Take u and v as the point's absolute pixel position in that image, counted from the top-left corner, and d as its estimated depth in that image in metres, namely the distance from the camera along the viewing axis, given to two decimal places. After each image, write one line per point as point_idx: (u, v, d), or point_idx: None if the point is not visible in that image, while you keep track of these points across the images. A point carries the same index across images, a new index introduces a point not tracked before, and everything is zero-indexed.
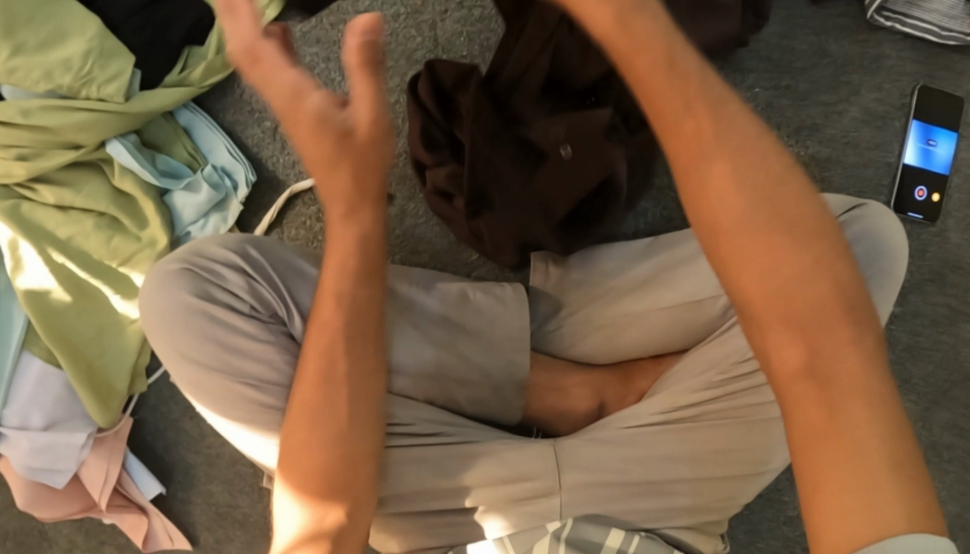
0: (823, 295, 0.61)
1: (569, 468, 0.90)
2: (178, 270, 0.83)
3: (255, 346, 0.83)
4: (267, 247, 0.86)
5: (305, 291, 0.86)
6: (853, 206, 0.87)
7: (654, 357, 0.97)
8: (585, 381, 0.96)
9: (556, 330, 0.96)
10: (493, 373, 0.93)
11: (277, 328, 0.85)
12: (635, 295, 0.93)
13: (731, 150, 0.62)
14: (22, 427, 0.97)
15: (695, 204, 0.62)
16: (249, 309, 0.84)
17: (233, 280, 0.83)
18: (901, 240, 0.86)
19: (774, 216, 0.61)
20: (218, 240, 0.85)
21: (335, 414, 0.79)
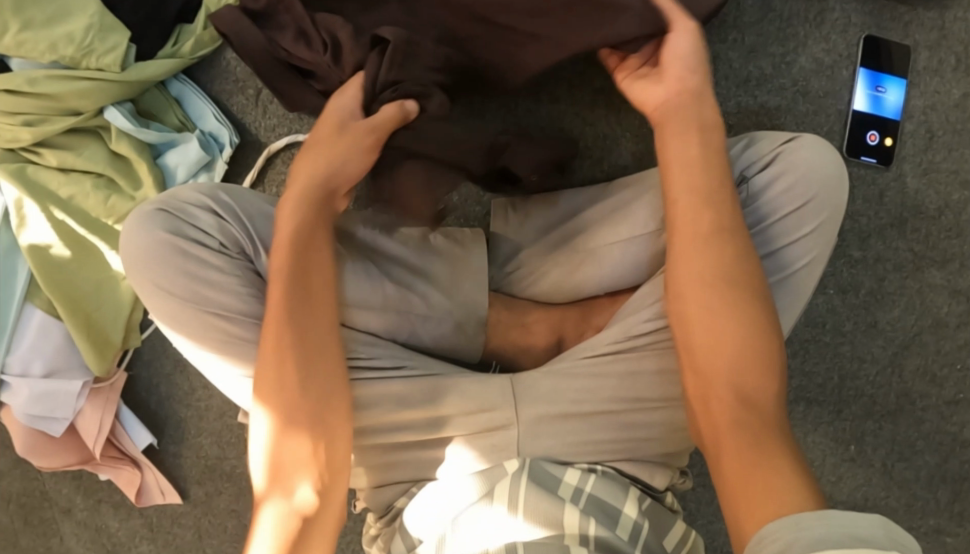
0: (753, 349, 0.79)
1: (527, 399, 0.95)
2: (155, 211, 0.92)
3: (221, 279, 0.90)
4: (237, 193, 0.95)
5: (269, 231, 0.94)
6: (787, 138, 0.93)
7: (611, 294, 1.01)
8: (545, 317, 1.01)
9: (514, 271, 1.02)
10: (455, 312, 0.98)
11: (244, 265, 0.93)
12: (586, 233, 0.99)
13: (704, 241, 0.82)
14: (23, 374, 1.05)
15: (679, 276, 0.83)
16: (217, 245, 0.91)
17: (204, 219, 0.91)
18: (834, 162, 0.92)
19: (719, 304, 0.80)
20: (191, 188, 0.94)
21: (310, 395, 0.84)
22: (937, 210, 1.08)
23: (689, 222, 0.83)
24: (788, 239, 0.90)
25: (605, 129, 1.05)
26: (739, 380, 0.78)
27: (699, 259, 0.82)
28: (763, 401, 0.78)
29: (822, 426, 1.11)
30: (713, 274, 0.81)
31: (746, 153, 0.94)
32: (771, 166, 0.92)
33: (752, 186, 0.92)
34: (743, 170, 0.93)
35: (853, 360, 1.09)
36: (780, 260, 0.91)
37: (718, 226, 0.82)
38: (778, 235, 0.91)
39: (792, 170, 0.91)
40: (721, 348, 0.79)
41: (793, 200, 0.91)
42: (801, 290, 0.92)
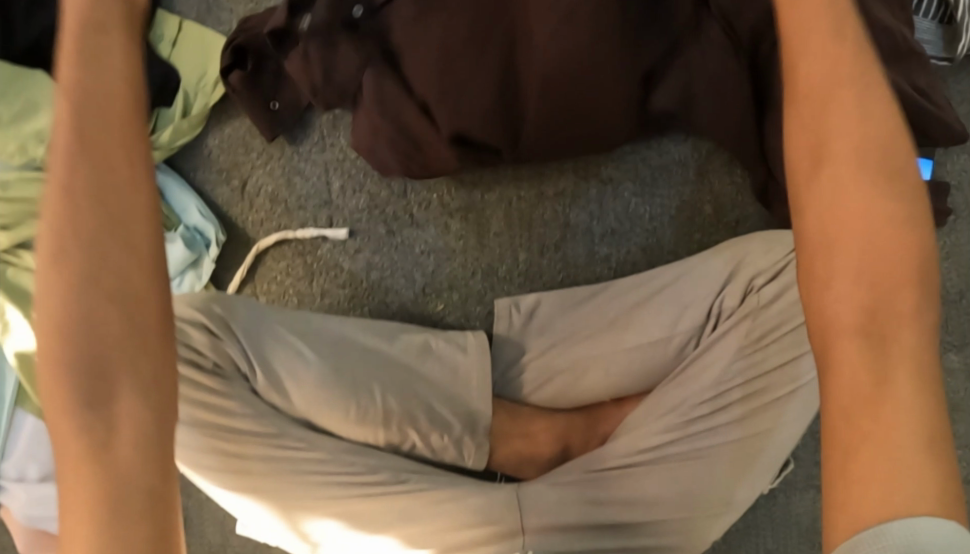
0: (897, 224, 0.60)
1: (530, 511, 0.94)
2: None
3: (218, 401, 0.90)
4: (231, 303, 0.93)
5: (268, 346, 0.93)
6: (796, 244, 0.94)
7: (617, 401, 0.99)
8: (549, 425, 0.98)
9: (519, 376, 0.99)
10: (456, 421, 0.96)
11: (240, 383, 0.93)
12: (593, 338, 0.97)
13: (841, 170, 0.62)
14: (20, 479, 1.03)
15: (808, 233, 0.62)
16: (212, 364, 0.91)
17: (199, 338, 0.90)
18: None
19: (861, 232, 0.60)
20: (182, 300, 0.92)
21: (160, 401, 0.61)
22: (959, 294, 1.03)
23: (836, 147, 0.62)
24: (794, 354, 0.91)
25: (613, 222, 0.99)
26: (908, 350, 0.58)
27: (826, 182, 0.62)
28: (899, 345, 0.58)
29: None
30: (853, 228, 0.60)
31: (758, 259, 0.95)
32: (781, 274, 0.93)
33: (760, 296, 0.93)
34: (750, 281, 0.95)
35: None
36: (783, 375, 0.91)
37: (870, 170, 0.61)
38: (781, 352, 0.92)
39: None
40: (851, 314, 0.59)
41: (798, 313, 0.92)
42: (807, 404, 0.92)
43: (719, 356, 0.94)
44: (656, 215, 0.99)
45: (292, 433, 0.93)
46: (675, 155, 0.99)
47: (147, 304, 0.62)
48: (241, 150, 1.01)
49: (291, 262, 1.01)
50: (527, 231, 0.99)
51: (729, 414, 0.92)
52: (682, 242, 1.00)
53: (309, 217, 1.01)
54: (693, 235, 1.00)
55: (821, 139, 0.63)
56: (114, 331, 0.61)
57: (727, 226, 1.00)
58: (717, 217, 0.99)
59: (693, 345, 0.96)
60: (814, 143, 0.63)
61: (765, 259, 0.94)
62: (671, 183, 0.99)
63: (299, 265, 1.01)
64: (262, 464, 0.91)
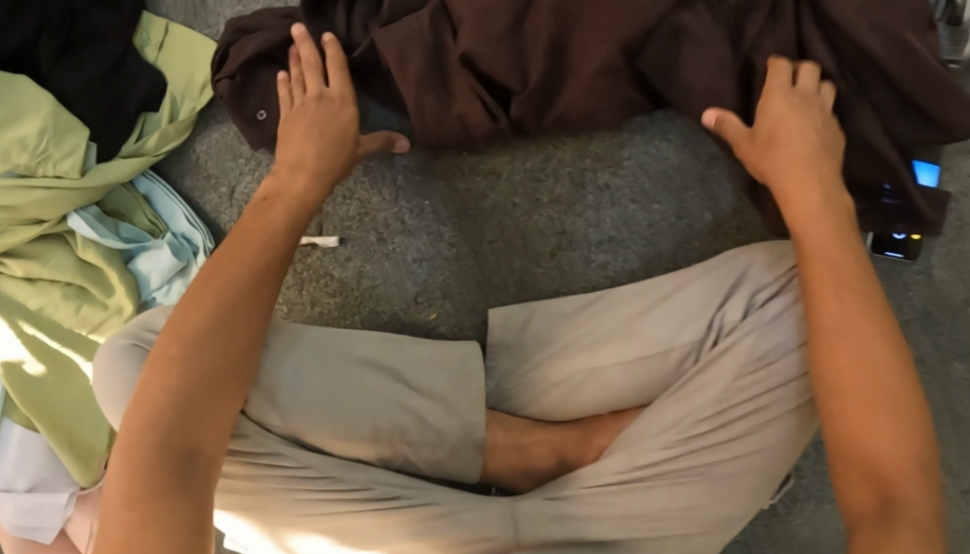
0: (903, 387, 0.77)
1: (527, 529, 0.91)
2: (128, 345, 0.91)
3: None
4: None
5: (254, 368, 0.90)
6: None
7: (614, 414, 0.96)
8: (543, 438, 0.96)
9: (512, 388, 0.96)
10: (451, 434, 0.93)
11: None
12: (589, 351, 0.94)
13: (854, 340, 0.78)
14: (7, 489, 1.01)
15: (830, 377, 0.78)
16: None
17: None
18: None
19: (861, 358, 0.78)
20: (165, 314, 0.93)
21: (218, 454, 0.77)
22: (965, 303, 1.01)
23: (836, 313, 0.79)
24: (801, 371, 0.87)
25: (609, 230, 0.96)
26: (903, 466, 0.75)
27: (844, 362, 0.78)
28: (907, 492, 0.74)
29: None
30: (859, 372, 0.77)
31: (762, 272, 0.91)
32: (785, 288, 0.89)
33: (765, 312, 0.89)
34: (754, 294, 0.90)
35: None
36: (786, 392, 0.88)
37: (881, 333, 0.78)
38: (788, 368, 0.88)
39: None
40: (866, 447, 0.76)
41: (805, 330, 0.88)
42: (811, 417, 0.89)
43: (722, 371, 0.90)
44: (654, 222, 0.97)
45: (274, 449, 0.90)
46: (673, 161, 0.96)
47: (233, 376, 0.80)
48: (229, 156, 0.99)
49: None
50: (523, 240, 0.97)
51: (732, 431, 0.89)
52: (681, 252, 0.97)
53: None
54: (692, 244, 0.97)
55: (822, 276, 0.80)
56: (229, 392, 0.79)
57: (727, 233, 0.97)
58: (717, 225, 0.97)
59: (692, 358, 0.92)
60: (814, 290, 0.81)
61: (769, 272, 0.90)
62: (669, 191, 0.96)
63: (289, 273, 0.99)
64: (248, 479, 0.89)
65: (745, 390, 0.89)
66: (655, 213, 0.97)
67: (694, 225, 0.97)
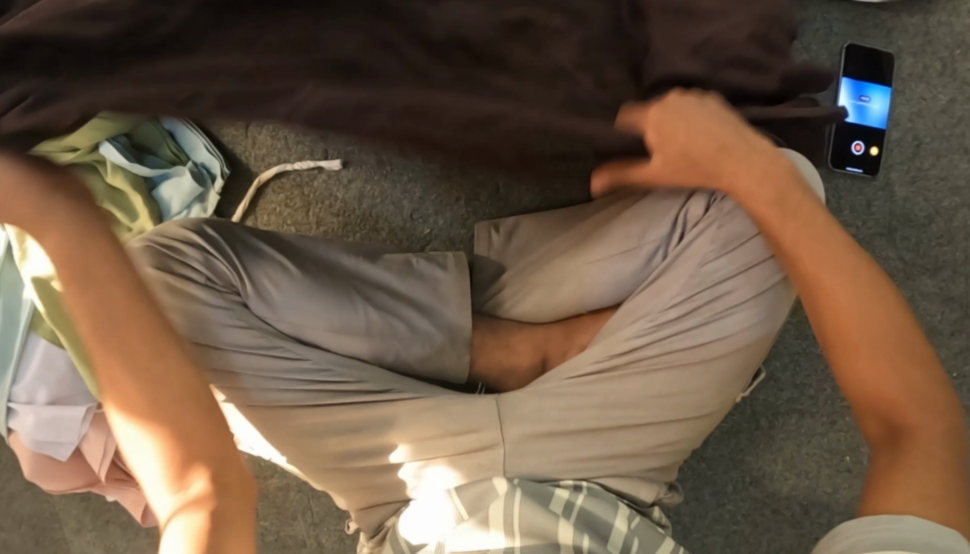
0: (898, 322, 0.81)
1: (511, 419, 0.95)
2: (146, 247, 0.97)
3: (208, 310, 0.94)
4: (224, 227, 1.00)
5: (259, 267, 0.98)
6: None
7: (595, 313, 1.01)
8: (529, 338, 1.01)
9: (498, 292, 1.03)
10: (439, 331, 1.00)
11: (231, 296, 0.96)
12: (569, 252, 0.99)
13: (849, 289, 0.81)
14: (29, 402, 1.09)
15: (838, 326, 0.80)
16: (205, 278, 0.96)
17: (193, 254, 0.96)
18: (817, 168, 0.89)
19: (863, 308, 0.80)
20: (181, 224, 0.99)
21: (214, 464, 0.78)
22: (927, 218, 1.07)
23: (825, 265, 0.81)
24: (765, 254, 0.91)
25: None
26: (910, 400, 0.79)
27: (852, 311, 0.80)
28: (921, 424, 0.79)
29: (817, 438, 1.08)
30: (859, 324, 0.80)
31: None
32: None
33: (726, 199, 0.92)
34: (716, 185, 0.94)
35: None
36: (751, 278, 0.91)
37: (869, 281, 0.81)
38: (753, 253, 0.91)
39: None
40: (877, 388, 0.80)
41: None
42: (779, 304, 0.93)
43: (688, 260, 0.93)
44: None
45: (278, 343, 0.96)
46: None
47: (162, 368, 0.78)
48: None
49: (289, 195, 1.09)
50: None
51: (701, 314, 0.93)
52: None
53: (306, 151, 1.09)
54: None
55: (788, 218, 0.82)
56: (202, 426, 0.79)
57: None
58: None
59: (661, 254, 0.96)
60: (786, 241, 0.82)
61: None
62: None
63: (297, 197, 1.09)
64: (248, 371, 0.95)
65: (714, 275, 0.92)
66: None
67: None
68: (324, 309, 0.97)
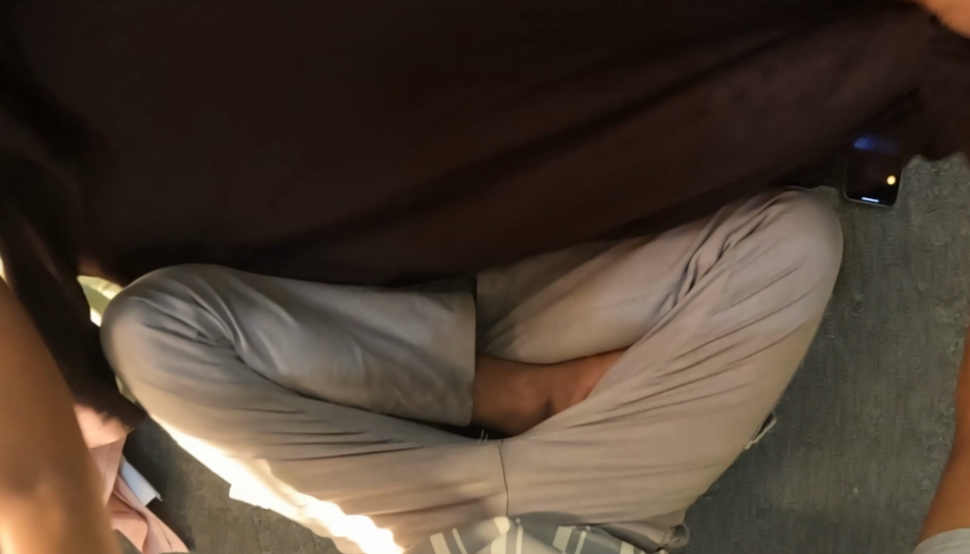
0: None
1: (513, 465, 0.95)
2: (130, 300, 0.95)
3: (202, 367, 0.94)
4: (213, 273, 0.97)
5: (252, 317, 0.97)
6: (775, 196, 0.96)
7: (599, 356, 0.99)
8: (532, 380, 0.99)
9: (502, 332, 1.01)
10: (437, 378, 0.99)
11: (225, 350, 0.97)
12: (572, 295, 0.99)
13: None
14: None
15: None
16: (198, 335, 0.95)
17: (182, 308, 0.95)
18: (824, 222, 0.95)
19: None
20: (166, 273, 0.97)
21: (71, 497, 0.64)
22: (944, 246, 1.04)
23: None
24: (775, 307, 0.94)
25: None
26: None
27: None
28: None
29: (824, 469, 1.05)
30: None
31: (735, 213, 0.97)
32: (758, 229, 0.95)
33: (738, 252, 0.95)
34: (726, 238, 0.96)
35: (856, 402, 1.05)
36: (760, 330, 0.94)
37: None
38: (762, 305, 0.94)
39: (782, 234, 0.94)
40: None
41: (781, 266, 0.94)
42: (784, 353, 0.95)
43: (699, 311, 0.95)
44: None
45: (276, 397, 0.96)
46: None
47: None
48: None
49: None
50: None
51: (712, 365, 0.94)
52: None
53: None
54: None
55: None
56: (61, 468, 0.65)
57: None
58: None
59: (670, 301, 0.98)
60: None
61: (741, 214, 0.96)
62: None
63: None
64: (246, 428, 0.95)
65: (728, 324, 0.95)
66: None
67: None
68: (328, 361, 0.97)
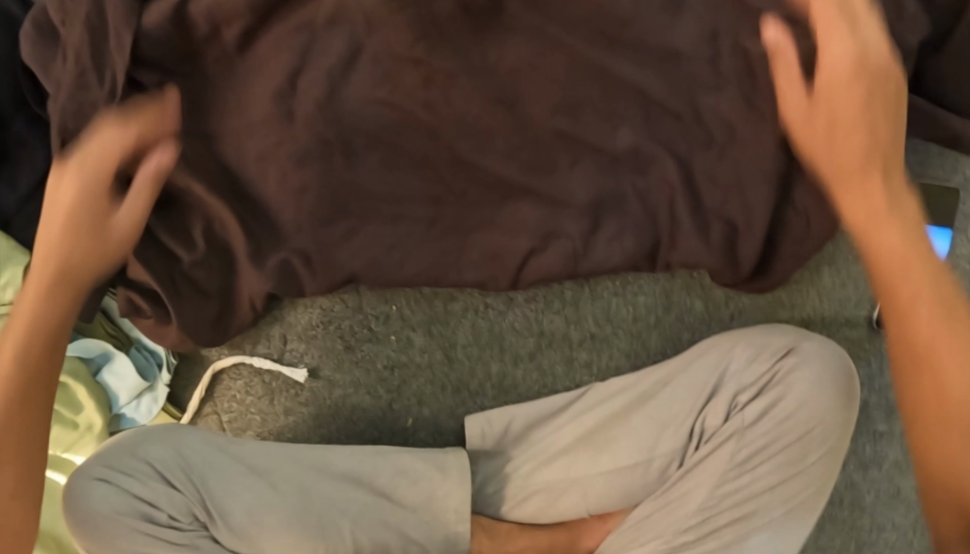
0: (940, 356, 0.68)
1: None
2: (97, 480, 0.87)
3: (177, 552, 0.87)
4: (186, 441, 0.91)
5: (228, 491, 0.90)
6: (785, 351, 0.89)
7: (601, 514, 0.94)
8: (532, 544, 0.93)
9: (498, 491, 0.94)
10: (433, 547, 0.92)
11: (199, 531, 0.89)
12: (571, 457, 0.93)
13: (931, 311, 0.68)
14: None
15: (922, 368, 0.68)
16: (170, 515, 0.88)
17: (154, 487, 0.88)
18: (838, 380, 0.87)
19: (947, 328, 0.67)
20: (137, 444, 0.89)
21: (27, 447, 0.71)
22: None
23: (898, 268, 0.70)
24: (787, 474, 0.87)
25: (595, 326, 0.92)
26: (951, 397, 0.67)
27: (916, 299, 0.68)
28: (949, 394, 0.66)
29: None
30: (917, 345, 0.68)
31: (741, 370, 0.90)
32: (765, 390, 0.90)
33: (744, 415, 0.89)
34: (733, 397, 0.91)
35: (872, 530, 0.97)
36: (771, 498, 0.88)
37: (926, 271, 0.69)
38: (770, 475, 0.88)
39: (790, 394, 0.88)
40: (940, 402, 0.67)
41: (791, 431, 0.87)
42: (805, 511, 0.89)
43: (705, 477, 0.89)
44: (640, 313, 0.92)
45: None
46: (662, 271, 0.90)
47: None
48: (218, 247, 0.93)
49: (249, 381, 0.94)
50: (500, 340, 0.92)
51: (720, 538, 0.88)
52: (671, 342, 0.93)
53: (260, 336, 0.93)
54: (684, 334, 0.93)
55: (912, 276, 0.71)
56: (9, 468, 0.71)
57: (720, 319, 0.92)
58: (710, 313, 0.92)
59: (677, 465, 0.92)
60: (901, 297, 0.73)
61: (748, 372, 0.90)
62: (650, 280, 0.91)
63: (257, 384, 0.94)
64: None
65: (733, 493, 0.88)
66: (641, 302, 0.92)
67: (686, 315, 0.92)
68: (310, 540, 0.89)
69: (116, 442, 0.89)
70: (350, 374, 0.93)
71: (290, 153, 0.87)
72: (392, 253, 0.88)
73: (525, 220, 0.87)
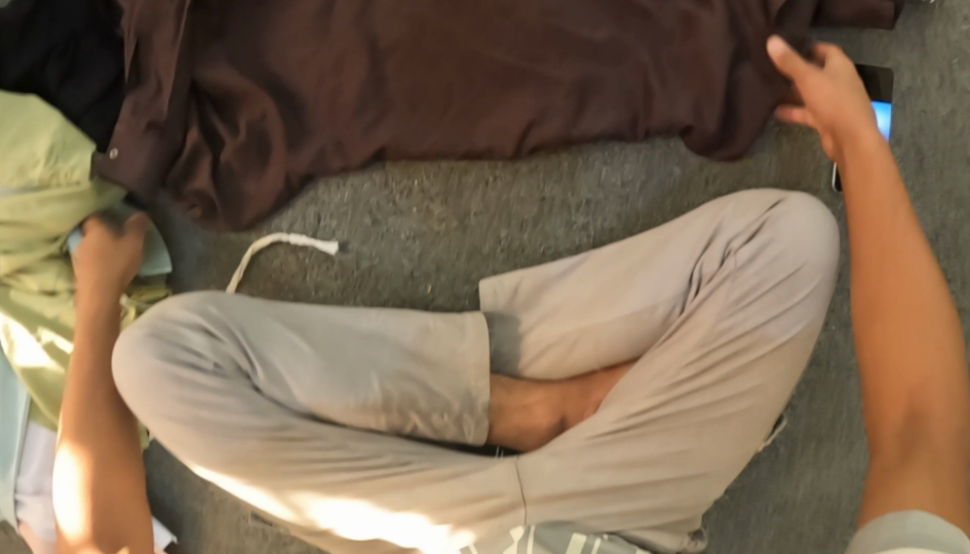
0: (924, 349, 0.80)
1: (531, 482, 0.92)
2: (146, 334, 0.93)
3: (219, 400, 0.92)
4: (227, 304, 0.95)
5: (266, 346, 0.95)
6: (774, 203, 0.94)
7: (607, 370, 1.02)
8: (544, 397, 1.01)
9: (511, 351, 1.02)
10: (454, 399, 0.98)
11: (241, 380, 0.94)
12: (577, 314, 0.99)
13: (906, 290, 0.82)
14: (36, 491, 1.06)
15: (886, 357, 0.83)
16: (213, 364, 0.93)
17: (197, 339, 0.93)
18: (824, 221, 0.92)
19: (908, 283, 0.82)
20: (181, 305, 0.94)
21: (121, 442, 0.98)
22: (933, 234, 1.06)
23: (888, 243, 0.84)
24: (778, 310, 0.91)
25: (587, 194, 1.05)
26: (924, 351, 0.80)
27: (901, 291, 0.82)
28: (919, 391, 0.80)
29: (835, 463, 1.07)
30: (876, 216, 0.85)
31: (734, 220, 0.95)
32: (759, 234, 0.93)
33: (738, 257, 0.93)
34: (727, 244, 0.94)
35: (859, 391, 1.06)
36: (770, 330, 0.91)
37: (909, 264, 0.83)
38: (767, 308, 0.91)
39: (781, 236, 0.91)
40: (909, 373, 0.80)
41: (783, 268, 0.91)
42: (800, 348, 0.92)
43: (702, 320, 0.94)
44: (627, 181, 1.05)
45: (295, 425, 0.94)
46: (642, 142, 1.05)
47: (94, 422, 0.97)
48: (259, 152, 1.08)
49: (284, 261, 1.10)
50: (506, 209, 1.07)
51: (717, 374, 0.92)
52: (656, 209, 1.06)
53: (297, 218, 1.09)
54: (666, 201, 1.06)
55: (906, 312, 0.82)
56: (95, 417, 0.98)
57: (696, 185, 1.06)
58: (688, 180, 1.06)
59: (679, 310, 0.96)
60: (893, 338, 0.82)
61: (740, 221, 0.94)
62: (635, 150, 1.05)
63: (292, 262, 1.10)
64: (267, 459, 0.92)
65: (732, 329, 0.92)
66: (628, 173, 1.05)
67: (667, 181, 1.05)
68: (338, 388, 0.95)
69: (164, 302, 0.95)
70: (373, 247, 1.08)
71: (323, 56, 1.02)
72: (411, 132, 1.02)
73: (525, 107, 1.01)
